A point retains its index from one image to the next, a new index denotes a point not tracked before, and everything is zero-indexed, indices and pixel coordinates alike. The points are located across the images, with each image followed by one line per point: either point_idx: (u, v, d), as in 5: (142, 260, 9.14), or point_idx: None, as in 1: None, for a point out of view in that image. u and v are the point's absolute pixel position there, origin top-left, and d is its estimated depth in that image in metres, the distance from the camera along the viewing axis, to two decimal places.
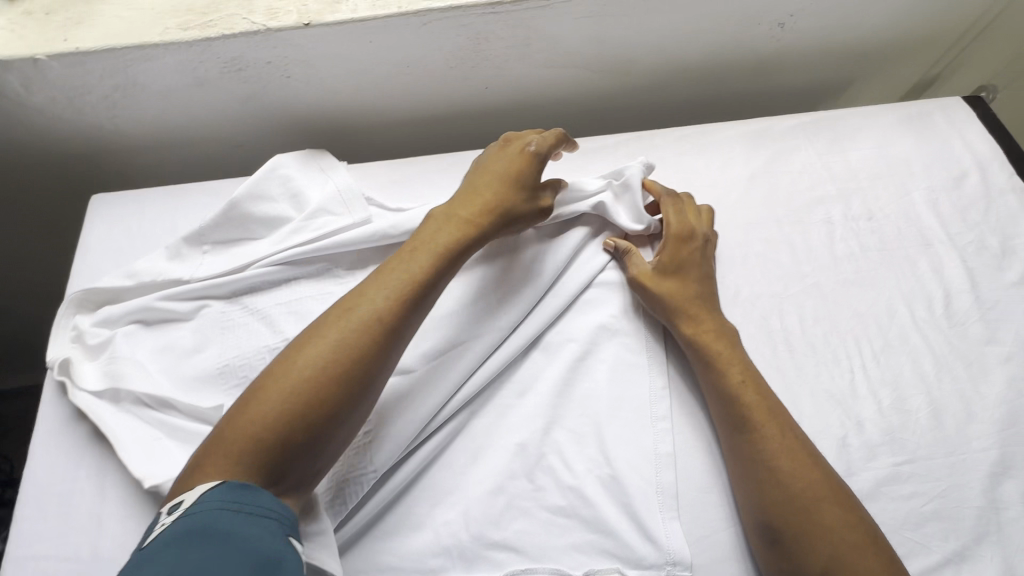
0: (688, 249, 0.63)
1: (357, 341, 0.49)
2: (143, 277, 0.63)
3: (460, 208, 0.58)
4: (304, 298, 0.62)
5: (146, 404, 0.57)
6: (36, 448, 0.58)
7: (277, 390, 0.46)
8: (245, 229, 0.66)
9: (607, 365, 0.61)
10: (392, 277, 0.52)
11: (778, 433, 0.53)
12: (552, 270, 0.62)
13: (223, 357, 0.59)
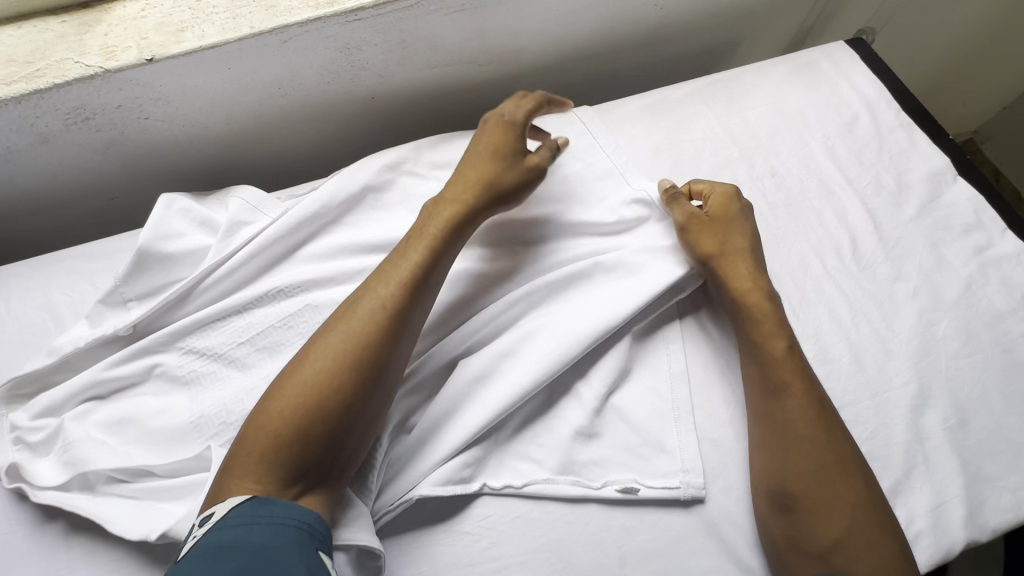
0: (727, 214, 0.63)
1: (364, 332, 0.48)
2: (66, 349, 0.57)
3: (451, 191, 0.59)
4: (267, 329, 0.60)
5: (122, 478, 0.52)
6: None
7: (292, 386, 0.46)
8: (167, 273, 0.61)
9: None
10: (395, 267, 0.52)
11: (807, 406, 0.53)
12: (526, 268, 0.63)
13: (197, 409, 0.56)
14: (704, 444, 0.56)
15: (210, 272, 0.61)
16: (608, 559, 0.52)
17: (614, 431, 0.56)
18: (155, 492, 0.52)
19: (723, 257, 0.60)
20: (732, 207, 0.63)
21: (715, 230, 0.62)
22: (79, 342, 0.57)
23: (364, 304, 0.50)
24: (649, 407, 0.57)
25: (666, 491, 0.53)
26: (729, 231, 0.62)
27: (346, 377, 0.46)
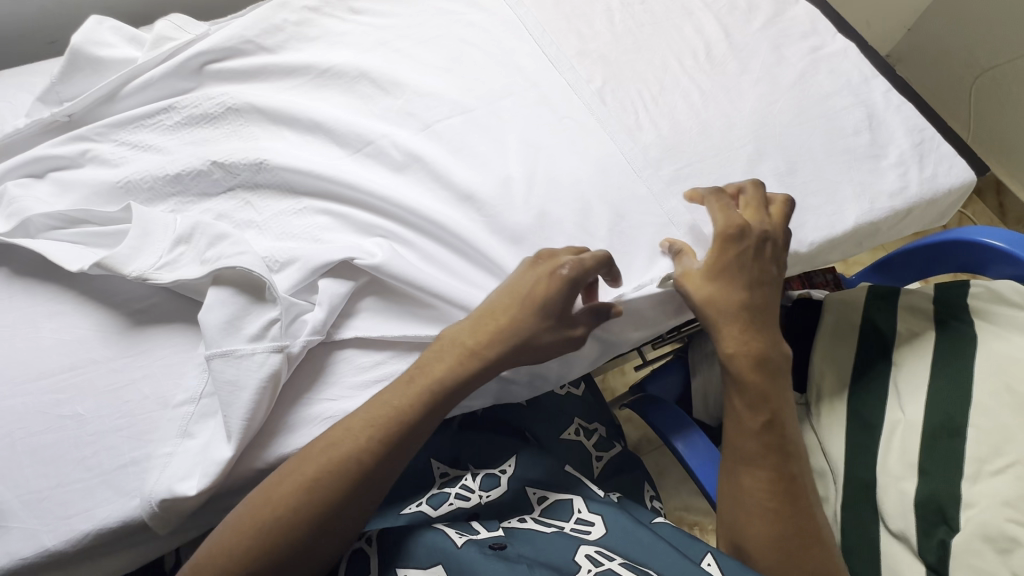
0: (730, 257, 0.60)
1: (327, 483, 0.48)
2: (10, 132, 0.65)
3: (453, 342, 0.55)
4: (192, 121, 0.68)
5: (58, 226, 0.61)
6: None
7: (260, 512, 0.48)
8: (98, 77, 0.69)
9: (433, 147, 0.68)
10: (365, 433, 0.50)
11: (775, 482, 0.57)
12: (425, 76, 0.73)
13: (123, 175, 0.64)
14: (571, 195, 0.66)
15: (136, 75, 0.69)
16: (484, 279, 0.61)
17: (491, 185, 0.65)
18: (90, 236, 0.60)
19: (710, 305, 0.59)
20: (737, 248, 0.60)
21: (709, 276, 0.59)
22: (22, 126, 0.65)
23: (347, 447, 0.50)
24: (523, 168, 0.67)
25: (529, 223, 0.63)
26: (734, 284, 0.59)
27: (294, 535, 0.47)
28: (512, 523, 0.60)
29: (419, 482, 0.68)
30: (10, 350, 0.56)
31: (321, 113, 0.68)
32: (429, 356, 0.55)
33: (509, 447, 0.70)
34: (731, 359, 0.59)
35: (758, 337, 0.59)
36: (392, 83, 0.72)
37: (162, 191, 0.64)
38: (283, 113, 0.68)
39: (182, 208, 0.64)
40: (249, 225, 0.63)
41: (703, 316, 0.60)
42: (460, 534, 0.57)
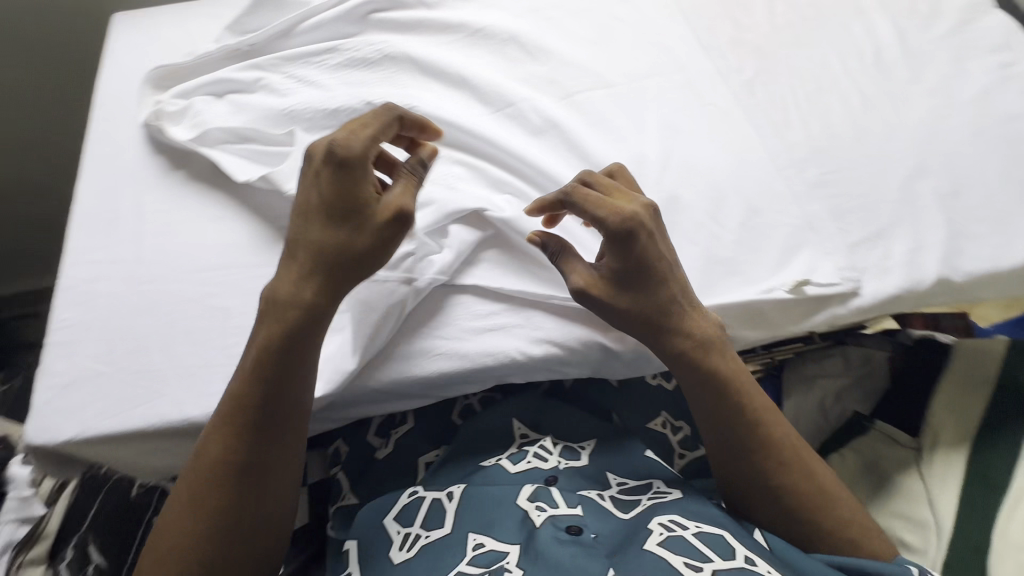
0: (635, 248, 0.53)
1: (238, 424, 0.49)
2: (201, 53, 0.73)
3: (286, 312, 0.50)
4: (353, 64, 0.73)
5: (230, 141, 0.68)
6: (128, 186, 0.68)
7: (201, 472, 0.49)
8: (278, 14, 0.76)
9: (570, 116, 0.68)
10: (241, 401, 0.50)
11: (764, 456, 0.55)
12: (571, 46, 0.73)
13: (289, 104, 0.70)
14: (704, 183, 0.64)
15: (309, 16, 0.75)
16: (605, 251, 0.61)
17: (624, 161, 0.65)
18: (255, 155, 0.66)
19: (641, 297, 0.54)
20: (632, 246, 0.53)
21: (620, 280, 0.54)
22: (212, 50, 0.73)
23: (242, 397, 0.50)
24: (658, 149, 0.66)
25: (658, 204, 0.62)
26: (652, 273, 0.54)
27: (239, 497, 0.49)
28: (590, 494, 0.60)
29: (500, 441, 0.68)
30: (180, 243, 0.63)
31: (470, 70, 0.71)
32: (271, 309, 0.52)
33: (595, 428, 0.69)
34: (677, 362, 0.55)
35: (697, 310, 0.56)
36: (539, 50, 0.73)
37: (318, 123, 0.69)
38: (434, 66, 0.72)
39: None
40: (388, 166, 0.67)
41: (645, 321, 0.54)
42: (538, 511, 0.57)
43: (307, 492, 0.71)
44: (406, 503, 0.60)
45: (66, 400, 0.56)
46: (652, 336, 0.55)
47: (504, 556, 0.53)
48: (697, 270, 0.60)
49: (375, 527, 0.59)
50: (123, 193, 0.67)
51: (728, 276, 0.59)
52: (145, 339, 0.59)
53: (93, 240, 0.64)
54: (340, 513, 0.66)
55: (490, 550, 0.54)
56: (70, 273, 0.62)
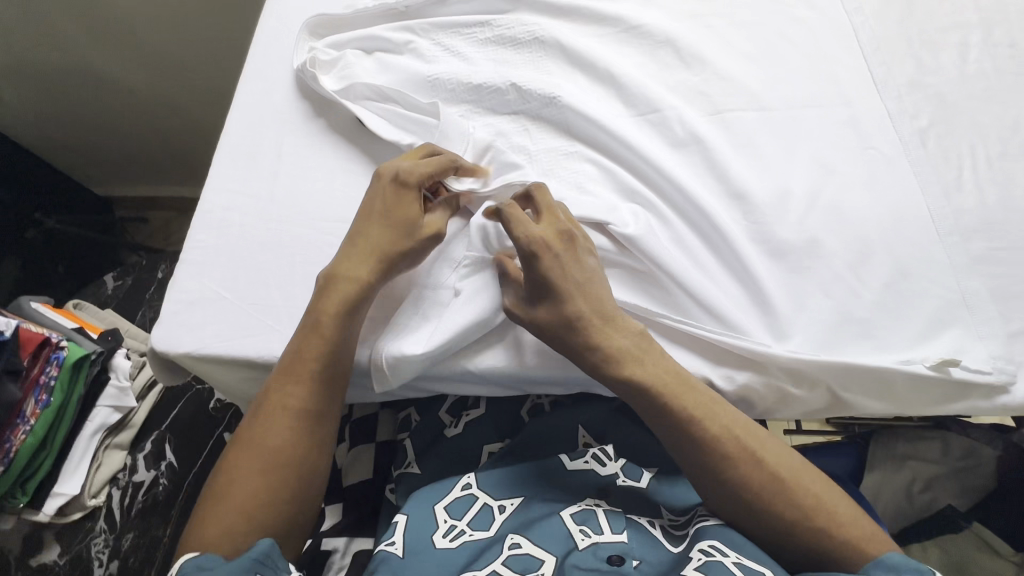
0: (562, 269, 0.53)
1: (310, 384, 0.53)
2: (360, 9, 0.75)
3: (339, 287, 0.55)
4: (500, 41, 0.72)
5: (373, 99, 0.70)
6: (273, 124, 0.71)
7: (271, 426, 0.51)
8: None
9: (716, 134, 0.65)
10: (300, 358, 0.53)
11: (763, 478, 0.50)
12: (729, 59, 0.69)
13: (433, 72, 0.70)
14: (850, 232, 0.59)
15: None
16: (727, 283, 0.58)
17: (767, 193, 0.61)
18: (396, 118, 0.68)
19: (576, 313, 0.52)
20: (533, 265, 0.53)
21: (530, 302, 0.54)
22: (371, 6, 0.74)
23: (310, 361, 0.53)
24: (807, 187, 0.61)
25: (795, 247, 0.58)
26: (589, 297, 0.53)
27: (306, 451, 0.51)
28: (637, 522, 0.59)
29: (563, 444, 0.68)
30: (312, 189, 0.66)
31: (619, 68, 0.68)
32: (327, 290, 0.55)
33: (658, 456, 0.69)
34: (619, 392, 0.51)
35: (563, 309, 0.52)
36: (695, 58, 0.69)
37: (460, 98, 0.69)
38: (582, 57, 0.70)
39: (468, 118, 0.69)
40: (519, 152, 0.66)
41: (580, 346, 0.52)
42: (582, 535, 0.57)
43: (374, 449, 0.72)
44: (457, 495, 0.62)
45: (190, 314, 0.60)
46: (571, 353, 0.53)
47: (542, 564, 0.54)
48: (828, 324, 0.55)
49: (426, 509, 0.60)
50: (267, 131, 0.70)
51: (863, 339, 0.55)
52: (268, 275, 0.61)
53: (235, 169, 0.68)
54: (401, 480, 0.66)
55: (531, 556, 0.54)
56: (211, 196, 0.66)
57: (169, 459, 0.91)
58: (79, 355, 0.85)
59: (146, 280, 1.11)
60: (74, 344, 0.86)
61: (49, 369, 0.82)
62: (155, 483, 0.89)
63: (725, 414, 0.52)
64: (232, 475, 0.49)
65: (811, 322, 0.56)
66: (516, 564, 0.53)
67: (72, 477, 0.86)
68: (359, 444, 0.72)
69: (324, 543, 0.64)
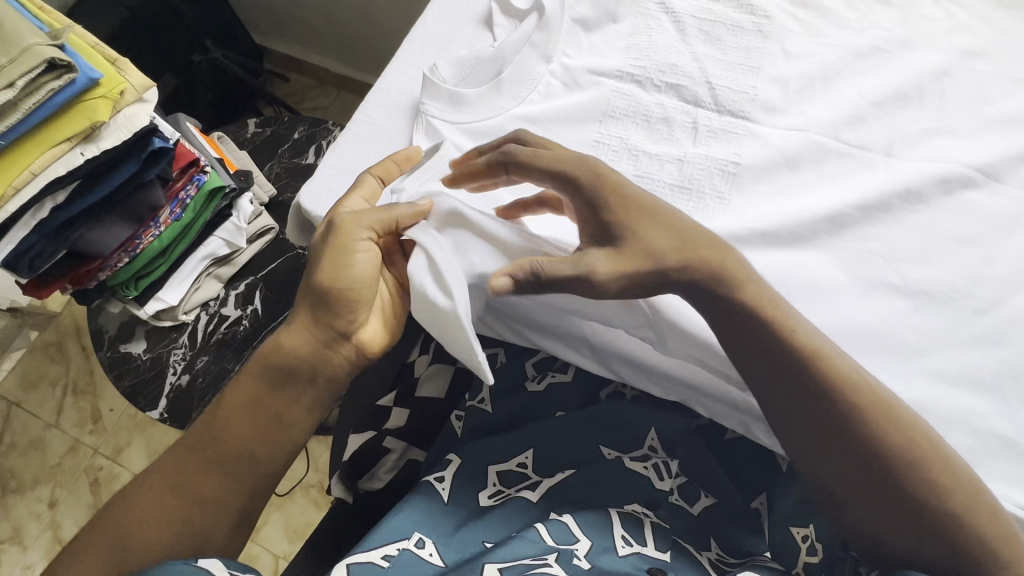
0: (583, 189, 0.50)
1: (222, 453, 0.51)
2: None
3: (270, 361, 0.52)
4: (719, 22, 0.66)
5: (559, 38, 0.65)
6: (466, 24, 0.69)
7: (162, 482, 0.51)
8: None
9: (925, 189, 0.57)
10: (225, 424, 0.52)
11: (893, 448, 0.45)
12: (969, 115, 0.61)
13: (633, 39, 0.66)
14: None
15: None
16: (876, 350, 0.53)
17: (956, 270, 0.55)
18: (565, 76, 0.64)
19: (682, 265, 0.48)
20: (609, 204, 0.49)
21: (610, 245, 0.49)
22: None
23: (229, 430, 0.52)
24: (1008, 283, 0.54)
25: (962, 343, 0.53)
26: (629, 237, 0.49)
27: (182, 525, 0.50)
28: (688, 546, 0.57)
29: (628, 438, 0.65)
30: (470, 108, 0.62)
31: (839, 88, 0.62)
32: (263, 361, 0.53)
33: (723, 487, 0.63)
34: (756, 357, 0.49)
35: (646, 245, 0.48)
36: (929, 103, 0.61)
37: (649, 66, 0.64)
38: (803, 63, 0.64)
39: (646, 88, 0.64)
40: (675, 146, 0.61)
41: (697, 282, 0.49)
42: (624, 542, 0.55)
43: (452, 371, 0.74)
44: (513, 466, 0.63)
45: (340, 185, 0.62)
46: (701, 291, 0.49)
47: (576, 543, 0.54)
48: (973, 430, 0.50)
49: (482, 464, 0.62)
50: (458, 29, 0.69)
51: (1007, 458, 0.50)
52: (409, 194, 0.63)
53: (420, 58, 0.68)
54: (470, 414, 0.68)
55: (568, 530, 0.55)
56: (391, 76, 0.67)
57: (255, 305, 0.98)
58: (217, 186, 0.89)
59: (282, 136, 1.14)
60: (215, 172, 0.90)
61: (188, 188, 0.87)
62: (237, 323, 0.97)
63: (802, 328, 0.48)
64: (121, 513, 0.50)
65: (946, 424, 0.51)
66: (554, 533, 0.55)
67: (175, 289, 0.95)
68: (439, 362, 0.74)
69: (387, 441, 0.71)
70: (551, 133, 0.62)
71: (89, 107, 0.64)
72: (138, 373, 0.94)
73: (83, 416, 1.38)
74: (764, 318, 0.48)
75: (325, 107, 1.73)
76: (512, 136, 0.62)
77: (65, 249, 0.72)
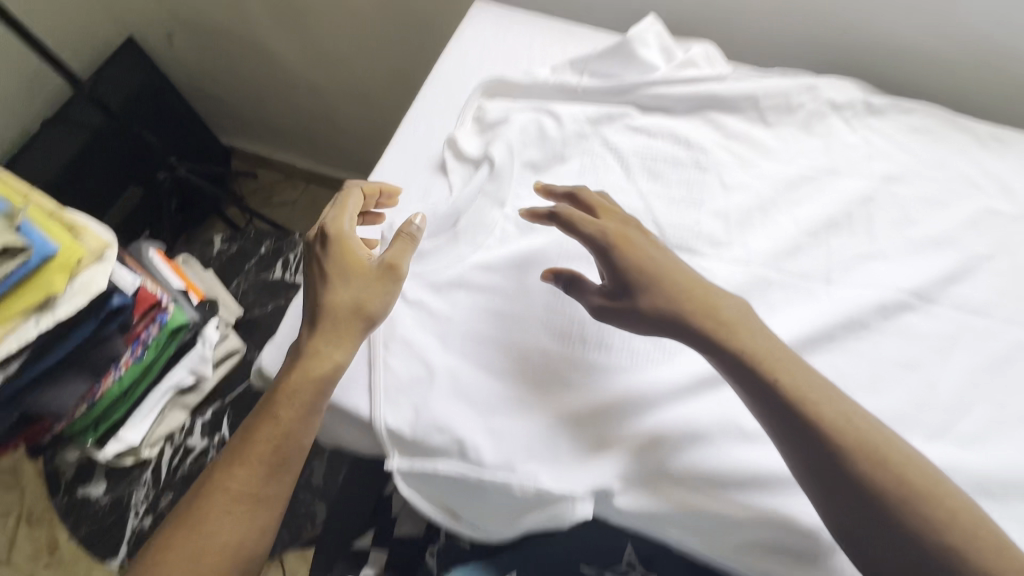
0: (597, 246, 0.56)
1: (279, 456, 0.54)
2: (536, 77, 0.74)
3: (317, 367, 0.55)
4: (659, 159, 0.71)
5: (510, 185, 0.68)
6: (421, 172, 0.72)
7: (223, 497, 0.52)
8: (623, 66, 0.74)
9: (866, 313, 0.60)
10: (279, 428, 0.54)
11: (873, 465, 0.46)
12: (896, 238, 0.65)
13: (582, 180, 0.69)
14: (993, 476, 0.53)
15: (652, 85, 0.73)
16: None
17: (903, 396, 0.57)
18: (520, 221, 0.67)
19: (686, 309, 0.53)
20: (622, 256, 0.55)
21: (629, 283, 0.55)
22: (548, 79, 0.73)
23: (284, 434, 0.54)
24: (952, 406, 0.57)
25: None
26: (638, 283, 0.55)
27: (249, 535, 0.52)
28: None
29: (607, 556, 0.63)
30: (429, 261, 0.64)
31: (776, 218, 0.67)
32: (310, 363, 0.55)
33: None
34: (752, 384, 0.50)
35: (667, 284, 0.54)
36: (860, 229, 0.66)
37: None
38: (742, 196, 0.68)
39: None
40: None
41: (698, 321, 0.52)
42: None
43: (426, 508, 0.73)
44: None
45: None
46: (696, 327, 0.52)
47: None
48: None
49: None
50: (414, 177, 0.71)
51: None
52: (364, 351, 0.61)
53: None
54: (447, 553, 0.67)
55: None
56: None
57: (223, 434, 0.96)
58: (179, 323, 0.88)
59: (250, 251, 1.16)
60: (178, 308, 0.89)
61: (150, 329, 0.84)
62: (204, 453, 0.95)
63: (791, 373, 0.50)
64: (183, 540, 0.51)
65: None
66: None
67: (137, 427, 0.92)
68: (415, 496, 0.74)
69: None
70: (509, 278, 0.64)
71: (47, 281, 0.64)
72: (96, 520, 0.90)
73: (38, 549, 1.29)
74: (749, 357, 0.51)
75: (293, 202, 1.76)
76: (470, 286, 0.63)
77: (17, 413, 0.71)
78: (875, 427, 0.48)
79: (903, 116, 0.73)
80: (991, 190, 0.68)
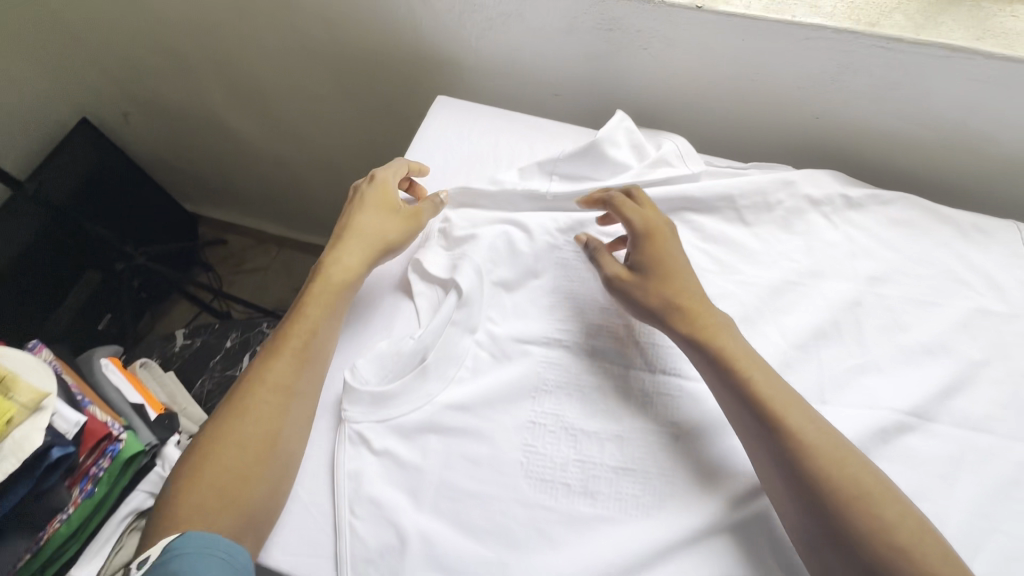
0: (637, 234, 0.64)
1: (279, 388, 0.58)
2: (503, 185, 0.70)
3: (318, 307, 0.62)
4: None
5: (480, 309, 0.64)
6: (386, 294, 0.67)
7: (248, 417, 0.56)
8: (593, 168, 0.71)
9: (864, 439, 0.57)
10: (273, 380, 0.58)
11: (847, 483, 0.49)
12: (888, 347, 0.62)
13: (557, 297, 0.65)
14: None
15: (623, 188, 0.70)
16: None
17: None
18: (493, 348, 0.63)
19: (687, 296, 0.60)
20: (655, 249, 0.63)
21: (648, 269, 0.62)
22: (515, 186, 0.69)
23: (279, 384, 0.58)
24: (966, 542, 0.53)
25: None
26: (660, 268, 0.62)
27: (257, 460, 0.54)
28: None
29: None
30: (395, 403, 0.59)
31: (762, 331, 0.63)
32: (305, 318, 0.62)
33: None
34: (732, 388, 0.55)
35: (680, 278, 0.61)
36: (850, 339, 0.63)
37: (575, 328, 0.64)
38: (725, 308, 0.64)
39: (574, 352, 0.62)
40: (613, 419, 0.59)
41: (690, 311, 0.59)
42: None
43: None
44: None
45: None
46: (684, 311, 0.59)
47: None
48: None
49: None
50: (379, 301, 0.67)
51: None
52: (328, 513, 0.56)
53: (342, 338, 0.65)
54: None
55: None
56: None
57: None
58: (134, 451, 0.80)
59: (214, 347, 1.09)
60: (132, 433, 0.81)
61: (100, 462, 0.77)
62: None
63: (776, 388, 0.54)
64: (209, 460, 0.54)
65: None
66: None
67: None
68: None
69: None
70: (483, 418, 0.59)
71: None
72: None
73: None
74: (744, 370, 0.55)
75: (264, 268, 1.69)
76: (442, 429, 0.58)
77: None
78: (854, 454, 0.51)
79: (883, 207, 0.71)
80: (979, 285, 0.66)
